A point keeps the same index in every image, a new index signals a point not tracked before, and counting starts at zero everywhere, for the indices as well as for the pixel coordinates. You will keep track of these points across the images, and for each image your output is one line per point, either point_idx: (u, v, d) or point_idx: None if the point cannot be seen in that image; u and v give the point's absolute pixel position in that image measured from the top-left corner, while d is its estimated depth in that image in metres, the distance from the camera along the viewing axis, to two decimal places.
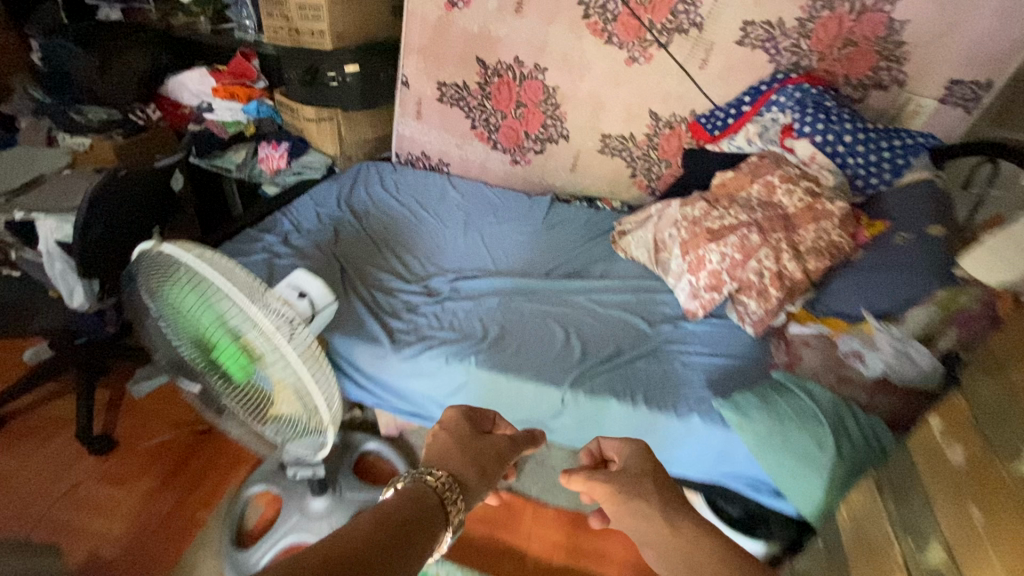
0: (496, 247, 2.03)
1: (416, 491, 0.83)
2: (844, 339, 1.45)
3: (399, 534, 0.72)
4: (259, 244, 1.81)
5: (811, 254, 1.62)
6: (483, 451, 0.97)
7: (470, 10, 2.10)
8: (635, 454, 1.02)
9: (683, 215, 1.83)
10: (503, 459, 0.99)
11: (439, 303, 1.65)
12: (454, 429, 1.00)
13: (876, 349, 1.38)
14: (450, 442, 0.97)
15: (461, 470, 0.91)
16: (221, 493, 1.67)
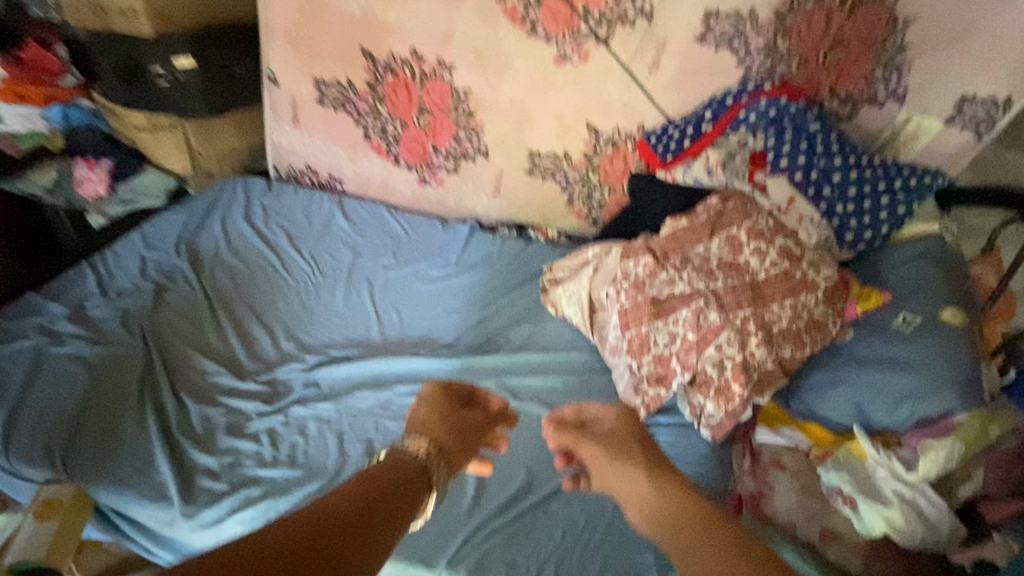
0: (387, 303, 1.56)
1: (397, 459, 0.85)
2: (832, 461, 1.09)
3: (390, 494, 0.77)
4: (36, 319, 1.27)
5: (786, 340, 1.21)
6: (462, 422, 0.99)
7: None
8: (625, 420, 0.99)
9: (623, 271, 1.39)
10: (481, 431, 1.01)
11: (282, 413, 1.18)
12: (435, 404, 1.01)
13: (871, 496, 1.03)
14: (430, 415, 0.98)
15: (444, 439, 0.93)
16: None
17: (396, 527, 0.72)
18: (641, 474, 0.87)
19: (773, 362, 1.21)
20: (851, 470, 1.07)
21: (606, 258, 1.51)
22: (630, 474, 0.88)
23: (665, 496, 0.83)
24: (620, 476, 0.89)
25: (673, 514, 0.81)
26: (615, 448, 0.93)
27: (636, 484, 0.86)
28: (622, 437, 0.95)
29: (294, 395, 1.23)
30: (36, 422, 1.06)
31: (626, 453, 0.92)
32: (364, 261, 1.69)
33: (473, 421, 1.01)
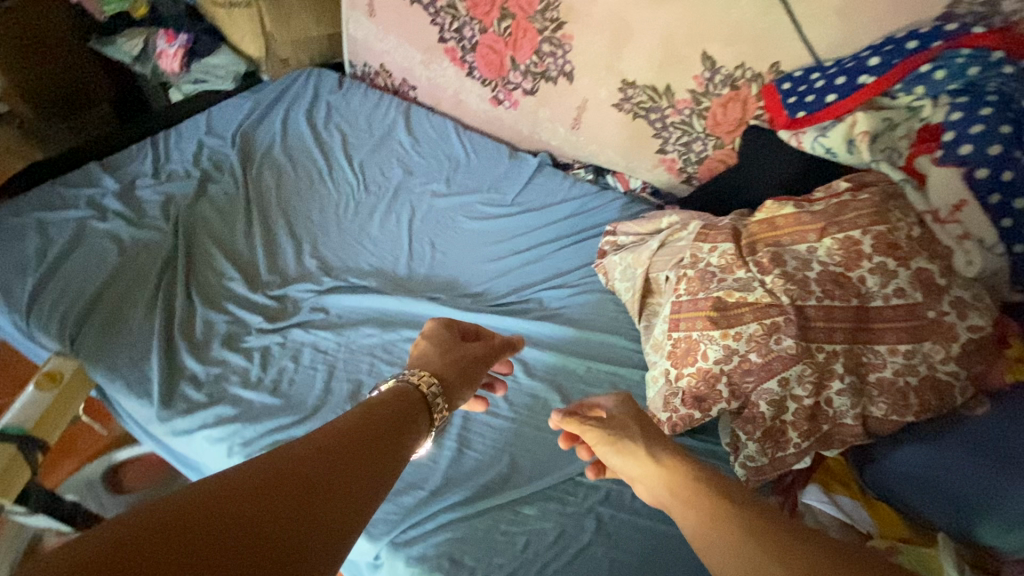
0: (423, 234, 1.42)
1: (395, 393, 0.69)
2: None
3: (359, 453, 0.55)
4: (91, 191, 1.34)
5: (883, 397, 0.90)
6: (465, 357, 0.84)
7: None
8: (623, 404, 0.84)
9: (691, 255, 1.11)
10: (484, 361, 0.86)
11: (281, 333, 1.14)
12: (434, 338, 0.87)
13: None
14: (430, 348, 0.84)
15: (444, 372, 0.78)
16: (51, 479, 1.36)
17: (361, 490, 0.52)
18: (639, 449, 0.75)
19: (855, 420, 0.91)
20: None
21: (680, 232, 1.23)
22: (630, 450, 0.76)
23: (667, 489, 0.70)
24: (622, 457, 0.77)
25: (673, 483, 0.70)
26: (614, 430, 0.79)
27: (638, 462, 0.75)
28: (621, 420, 0.81)
29: (297, 316, 1.17)
30: (60, 293, 1.11)
31: (626, 433, 0.78)
32: (413, 181, 1.54)
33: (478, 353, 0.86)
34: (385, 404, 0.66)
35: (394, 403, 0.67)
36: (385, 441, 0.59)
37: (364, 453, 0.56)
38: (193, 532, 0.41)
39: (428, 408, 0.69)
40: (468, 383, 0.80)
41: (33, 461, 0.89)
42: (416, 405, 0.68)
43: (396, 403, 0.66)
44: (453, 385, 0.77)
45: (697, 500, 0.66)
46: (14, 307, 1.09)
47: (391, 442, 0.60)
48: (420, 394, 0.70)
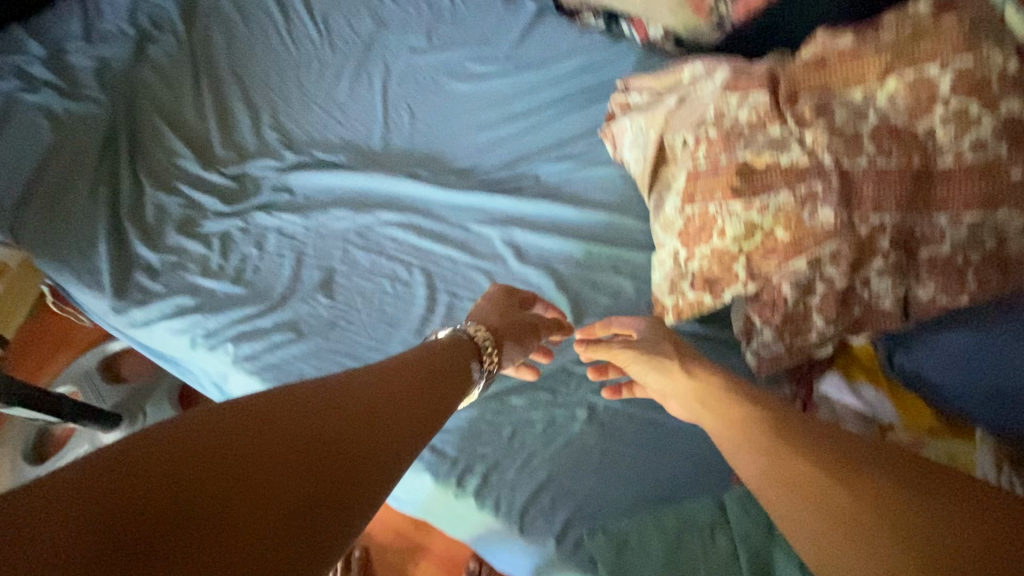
0: (400, 99, 1.22)
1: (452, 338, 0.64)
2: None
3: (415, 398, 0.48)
4: (13, 58, 1.15)
5: (933, 278, 0.76)
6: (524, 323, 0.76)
7: None
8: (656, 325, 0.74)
9: (716, 111, 0.90)
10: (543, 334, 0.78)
11: (242, 217, 1.02)
12: (491, 300, 0.78)
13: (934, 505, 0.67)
14: (487, 308, 0.76)
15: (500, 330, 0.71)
16: (45, 373, 1.35)
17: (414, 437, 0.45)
18: (674, 363, 0.66)
19: (895, 304, 0.78)
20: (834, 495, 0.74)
21: (703, 85, 1.00)
22: (666, 367, 0.67)
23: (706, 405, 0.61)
24: (659, 376, 0.67)
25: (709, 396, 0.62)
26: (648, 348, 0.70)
27: (672, 376, 0.66)
28: (654, 336, 0.72)
29: (259, 198, 1.04)
30: None
31: (662, 351, 0.69)
32: (388, 36, 1.30)
33: (534, 320, 0.78)
34: (426, 355, 0.59)
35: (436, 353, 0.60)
36: (437, 382, 0.53)
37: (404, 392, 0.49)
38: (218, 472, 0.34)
39: (480, 357, 0.64)
40: (522, 352, 0.74)
41: None
42: (467, 363, 0.62)
43: (441, 361, 0.59)
44: (510, 350, 0.71)
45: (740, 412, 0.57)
46: None
47: (436, 379, 0.54)
48: (474, 345, 0.65)
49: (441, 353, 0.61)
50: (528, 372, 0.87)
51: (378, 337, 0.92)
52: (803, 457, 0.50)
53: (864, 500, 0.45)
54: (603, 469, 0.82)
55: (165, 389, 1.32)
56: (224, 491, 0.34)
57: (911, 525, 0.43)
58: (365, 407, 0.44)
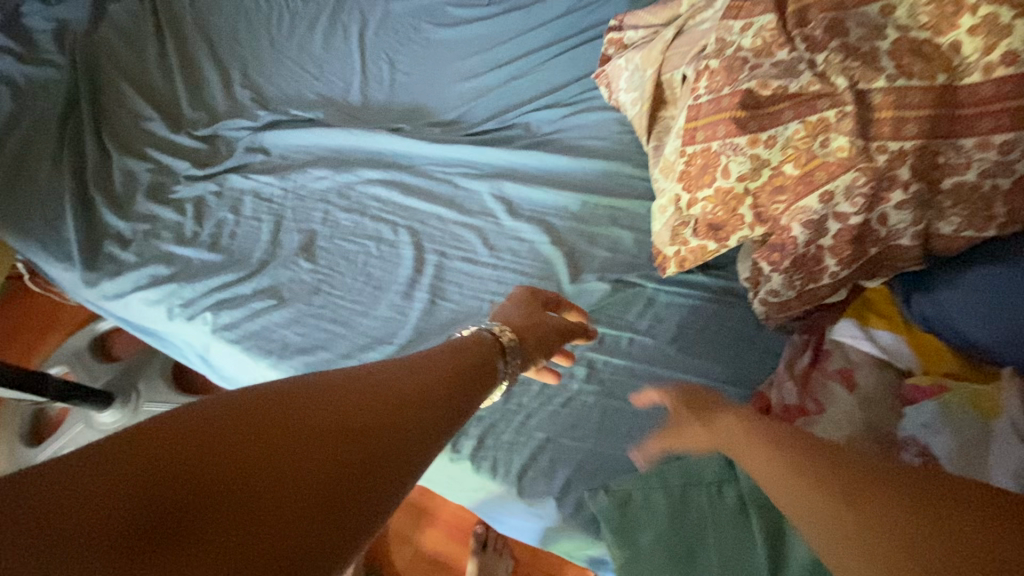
0: (378, 49, 1.14)
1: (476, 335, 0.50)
2: (911, 425, 0.66)
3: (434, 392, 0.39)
4: None
5: (958, 209, 0.69)
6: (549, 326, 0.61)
7: None
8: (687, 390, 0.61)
9: (717, 40, 0.82)
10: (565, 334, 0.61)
11: (215, 181, 0.96)
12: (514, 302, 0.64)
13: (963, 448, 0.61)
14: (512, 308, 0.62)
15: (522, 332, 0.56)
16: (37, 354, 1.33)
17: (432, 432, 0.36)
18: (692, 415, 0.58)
19: (915, 240, 0.72)
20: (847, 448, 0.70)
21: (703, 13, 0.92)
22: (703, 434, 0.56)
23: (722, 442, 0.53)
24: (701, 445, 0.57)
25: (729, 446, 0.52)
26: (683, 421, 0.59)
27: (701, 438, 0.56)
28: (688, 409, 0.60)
29: (233, 160, 0.99)
30: None
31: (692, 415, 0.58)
32: None
33: (564, 323, 0.63)
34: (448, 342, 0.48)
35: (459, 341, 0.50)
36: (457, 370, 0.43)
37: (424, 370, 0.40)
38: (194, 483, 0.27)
39: (505, 357, 0.51)
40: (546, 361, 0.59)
41: None
42: (493, 363, 0.49)
43: (466, 344, 0.49)
44: (534, 355, 0.56)
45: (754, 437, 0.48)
46: None
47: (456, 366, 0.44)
48: (497, 341, 0.52)
49: (465, 343, 0.49)
50: (550, 376, 0.68)
51: (363, 301, 0.87)
52: (787, 484, 0.39)
53: (859, 533, 0.33)
54: (602, 427, 0.78)
55: (158, 365, 1.27)
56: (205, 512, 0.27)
57: (914, 571, 0.30)
58: (379, 390, 0.36)
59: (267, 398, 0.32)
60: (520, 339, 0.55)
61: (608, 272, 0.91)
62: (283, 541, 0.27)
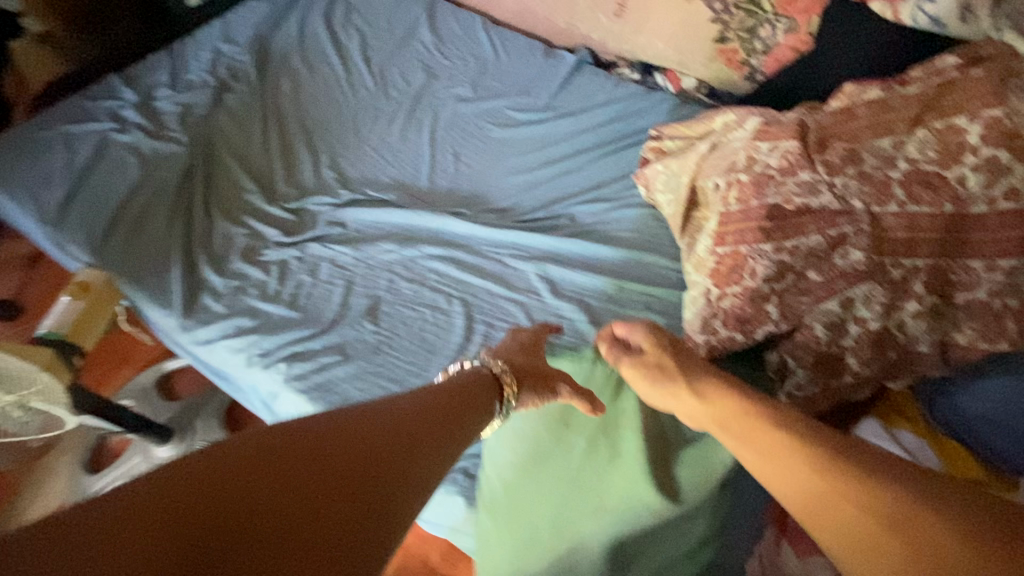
0: (446, 143, 1.32)
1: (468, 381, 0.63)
2: None
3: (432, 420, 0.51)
4: (111, 103, 1.30)
5: (970, 321, 0.76)
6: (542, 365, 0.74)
7: None
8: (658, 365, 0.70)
9: (746, 158, 0.95)
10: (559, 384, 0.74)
11: (299, 247, 1.10)
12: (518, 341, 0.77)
13: None
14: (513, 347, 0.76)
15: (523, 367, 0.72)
16: (107, 386, 1.45)
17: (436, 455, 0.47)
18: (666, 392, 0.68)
19: (932, 347, 0.78)
20: (708, 454, 0.74)
21: (734, 132, 1.05)
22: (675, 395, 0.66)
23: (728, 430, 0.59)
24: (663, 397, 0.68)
25: (724, 418, 0.60)
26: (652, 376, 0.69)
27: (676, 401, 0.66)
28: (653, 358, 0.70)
29: (316, 230, 1.14)
30: (87, 204, 1.12)
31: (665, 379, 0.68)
32: (437, 85, 1.42)
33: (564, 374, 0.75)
34: (449, 382, 0.61)
35: (457, 381, 0.63)
36: (457, 409, 0.56)
37: (431, 407, 0.53)
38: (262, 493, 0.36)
39: (499, 390, 0.65)
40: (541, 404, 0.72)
41: (72, 365, 0.91)
42: (490, 397, 0.63)
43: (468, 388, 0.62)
44: (532, 399, 0.70)
45: (774, 440, 0.55)
46: (42, 216, 1.10)
47: (455, 407, 0.56)
48: (494, 379, 0.66)
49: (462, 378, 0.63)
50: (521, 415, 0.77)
51: (417, 363, 0.96)
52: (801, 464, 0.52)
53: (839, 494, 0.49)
54: None
55: (214, 406, 1.37)
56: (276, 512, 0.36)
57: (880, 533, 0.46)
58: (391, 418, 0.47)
59: (307, 424, 0.43)
60: (521, 389, 0.68)
61: None
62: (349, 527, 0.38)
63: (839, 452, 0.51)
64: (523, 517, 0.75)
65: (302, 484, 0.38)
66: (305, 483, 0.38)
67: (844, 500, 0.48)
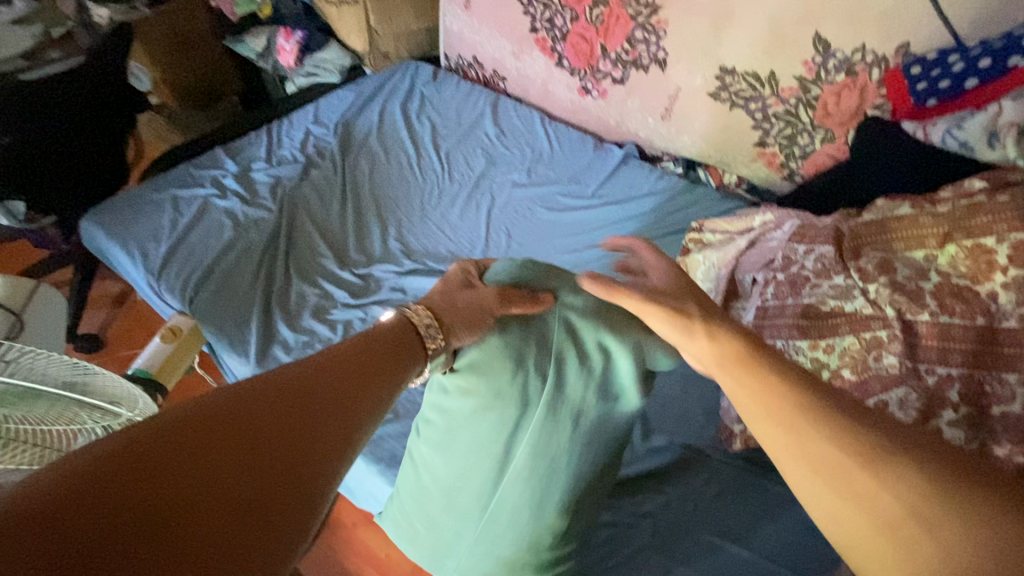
0: (501, 223, 1.44)
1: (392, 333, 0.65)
2: None
3: (347, 391, 0.55)
4: (215, 172, 1.50)
5: (1009, 434, 0.74)
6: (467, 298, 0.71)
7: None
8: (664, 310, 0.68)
9: (783, 257, 1.01)
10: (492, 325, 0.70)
11: (363, 309, 1.22)
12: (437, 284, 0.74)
13: None
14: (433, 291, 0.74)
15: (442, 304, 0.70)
16: None
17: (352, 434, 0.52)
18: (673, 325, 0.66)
19: (971, 458, 0.76)
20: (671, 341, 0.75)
21: (773, 232, 1.12)
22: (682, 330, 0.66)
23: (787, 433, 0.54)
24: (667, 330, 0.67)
25: (724, 356, 0.62)
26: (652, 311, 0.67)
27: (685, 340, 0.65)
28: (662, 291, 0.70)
29: (379, 295, 1.25)
30: (185, 259, 1.28)
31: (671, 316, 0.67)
32: (496, 171, 1.57)
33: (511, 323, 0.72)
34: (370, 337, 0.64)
35: (378, 334, 0.65)
36: (376, 372, 0.60)
37: (342, 375, 0.56)
38: (185, 480, 0.41)
39: (425, 338, 0.67)
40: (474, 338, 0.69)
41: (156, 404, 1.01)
42: (413, 345, 0.65)
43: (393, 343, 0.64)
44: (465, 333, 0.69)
45: (859, 483, 0.50)
46: (149, 266, 1.27)
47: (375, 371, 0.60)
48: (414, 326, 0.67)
49: (382, 337, 0.65)
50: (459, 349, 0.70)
51: None
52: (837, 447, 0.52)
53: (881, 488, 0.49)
54: None
55: None
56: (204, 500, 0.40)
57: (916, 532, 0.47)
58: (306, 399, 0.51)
59: (221, 409, 0.46)
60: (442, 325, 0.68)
61: (676, 436, 1.02)
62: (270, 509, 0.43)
63: (983, 516, 0.47)
64: (482, 447, 0.72)
65: (225, 476, 0.42)
66: (227, 471, 0.43)
67: (886, 492, 0.49)
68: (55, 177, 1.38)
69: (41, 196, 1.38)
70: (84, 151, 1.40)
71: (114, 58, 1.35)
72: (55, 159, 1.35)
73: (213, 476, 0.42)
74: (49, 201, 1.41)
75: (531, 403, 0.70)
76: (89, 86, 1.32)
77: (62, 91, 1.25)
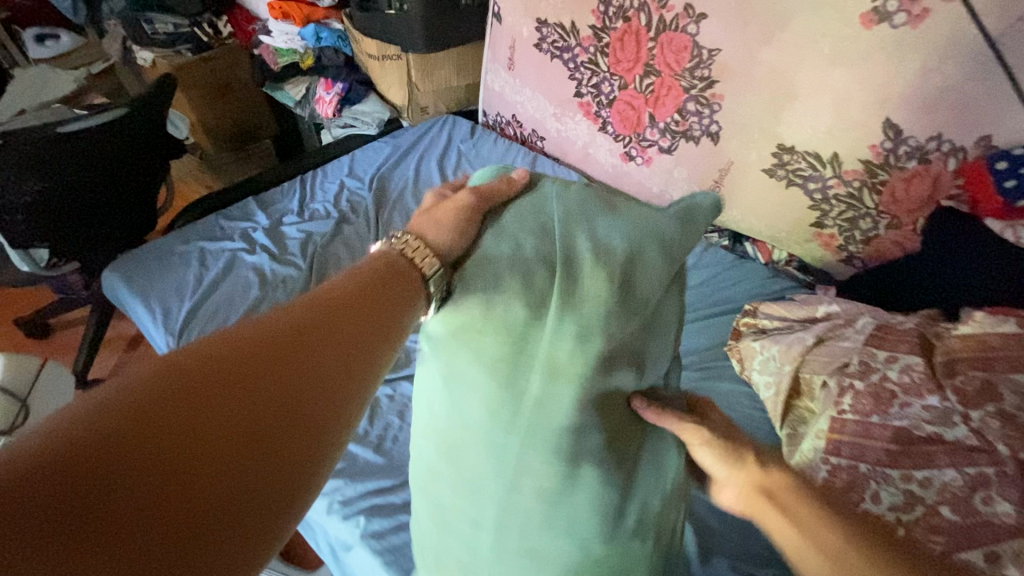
0: None
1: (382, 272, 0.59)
2: None
3: (334, 344, 0.51)
4: (245, 225, 1.46)
5: None
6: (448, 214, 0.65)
7: (623, 56, 1.43)
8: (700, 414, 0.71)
9: (861, 363, 0.92)
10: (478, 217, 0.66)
11: (391, 385, 1.13)
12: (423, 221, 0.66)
13: None
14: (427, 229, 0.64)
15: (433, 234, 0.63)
16: None
17: (343, 395, 0.50)
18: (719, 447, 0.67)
19: None
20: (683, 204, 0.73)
21: (844, 329, 1.03)
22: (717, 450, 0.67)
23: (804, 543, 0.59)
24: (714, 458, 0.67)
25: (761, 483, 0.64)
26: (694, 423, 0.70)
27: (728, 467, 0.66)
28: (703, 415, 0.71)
29: (410, 368, 1.17)
30: (207, 319, 1.21)
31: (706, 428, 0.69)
32: None
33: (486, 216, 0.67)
34: (362, 275, 0.59)
35: (372, 272, 0.59)
36: (369, 322, 0.55)
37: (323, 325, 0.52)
38: (141, 455, 0.39)
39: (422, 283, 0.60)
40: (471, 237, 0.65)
41: None
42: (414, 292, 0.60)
43: (389, 282, 0.59)
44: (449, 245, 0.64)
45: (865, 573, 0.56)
46: (169, 325, 1.20)
47: (365, 320, 0.55)
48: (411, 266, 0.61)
49: (376, 270, 0.60)
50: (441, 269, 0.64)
51: None
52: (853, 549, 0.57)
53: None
54: None
55: None
56: (169, 478, 0.40)
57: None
58: (277, 364, 0.47)
59: (182, 382, 0.44)
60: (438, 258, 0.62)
61: (737, 560, 0.90)
62: (245, 482, 0.42)
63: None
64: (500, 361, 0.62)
65: (191, 460, 0.41)
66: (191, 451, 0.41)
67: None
68: (81, 230, 1.34)
69: (66, 247, 1.34)
70: (113, 203, 1.36)
71: (151, 112, 1.32)
72: (83, 213, 1.31)
73: (174, 454, 0.41)
74: (73, 251, 1.36)
75: (541, 287, 0.62)
76: (124, 143, 1.29)
77: (95, 146, 1.22)
